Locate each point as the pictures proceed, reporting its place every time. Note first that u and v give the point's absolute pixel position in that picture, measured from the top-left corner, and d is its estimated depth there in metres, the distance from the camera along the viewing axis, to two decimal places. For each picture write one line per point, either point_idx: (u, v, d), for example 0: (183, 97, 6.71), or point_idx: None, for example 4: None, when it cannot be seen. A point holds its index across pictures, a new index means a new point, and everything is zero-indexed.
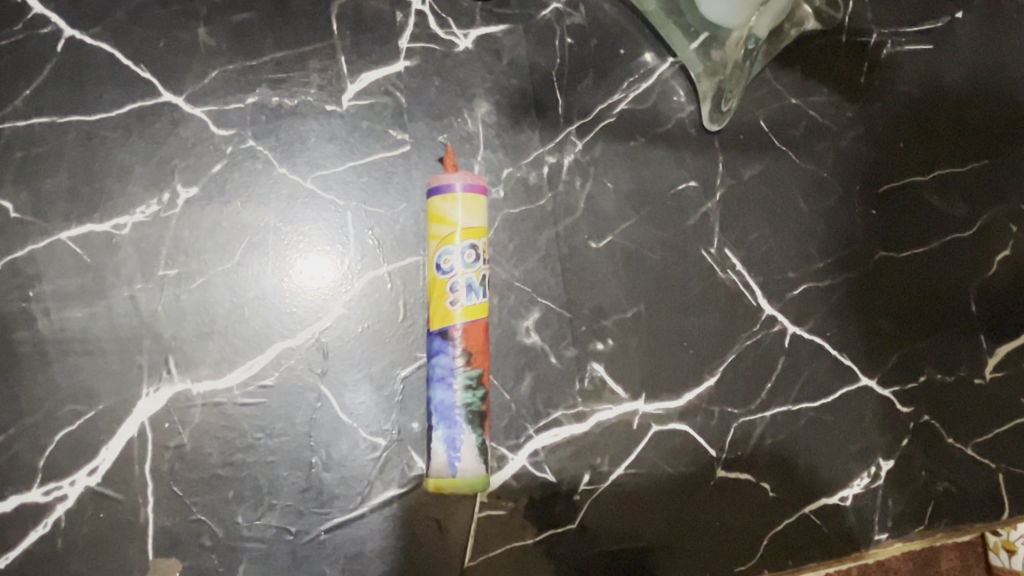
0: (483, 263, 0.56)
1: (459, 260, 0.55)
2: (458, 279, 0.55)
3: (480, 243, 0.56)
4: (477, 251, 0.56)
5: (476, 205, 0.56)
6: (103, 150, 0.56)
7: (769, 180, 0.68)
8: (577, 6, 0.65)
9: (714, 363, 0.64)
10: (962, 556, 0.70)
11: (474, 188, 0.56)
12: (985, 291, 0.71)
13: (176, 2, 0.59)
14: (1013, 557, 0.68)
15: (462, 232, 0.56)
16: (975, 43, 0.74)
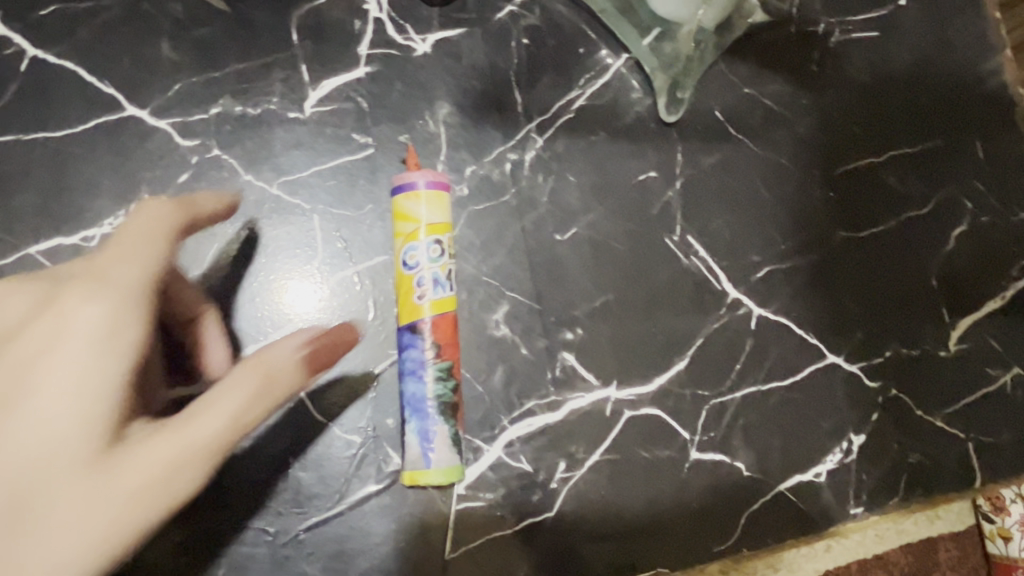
0: (447, 257, 0.57)
1: (424, 255, 0.56)
2: (424, 273, 0.56)
3: (445, 238, 0.57)
4: (442, 246, 0.57)
5: (439, 201, 0.57)
6: (69, 164, 0.57)
7: (728, 168, 0.70)
8: (531, 8, 0.67)
9: (683, 347, 0.65)
10: (961, 547, 0.72)
11: (437, 183, 0.57)
12: (945, 266, 0.73)
13: (138, 19, 0.60)
14: (1008, 543, 0.70)
15: (426, 228, 0.57)
16: (922, 28, 0.77)
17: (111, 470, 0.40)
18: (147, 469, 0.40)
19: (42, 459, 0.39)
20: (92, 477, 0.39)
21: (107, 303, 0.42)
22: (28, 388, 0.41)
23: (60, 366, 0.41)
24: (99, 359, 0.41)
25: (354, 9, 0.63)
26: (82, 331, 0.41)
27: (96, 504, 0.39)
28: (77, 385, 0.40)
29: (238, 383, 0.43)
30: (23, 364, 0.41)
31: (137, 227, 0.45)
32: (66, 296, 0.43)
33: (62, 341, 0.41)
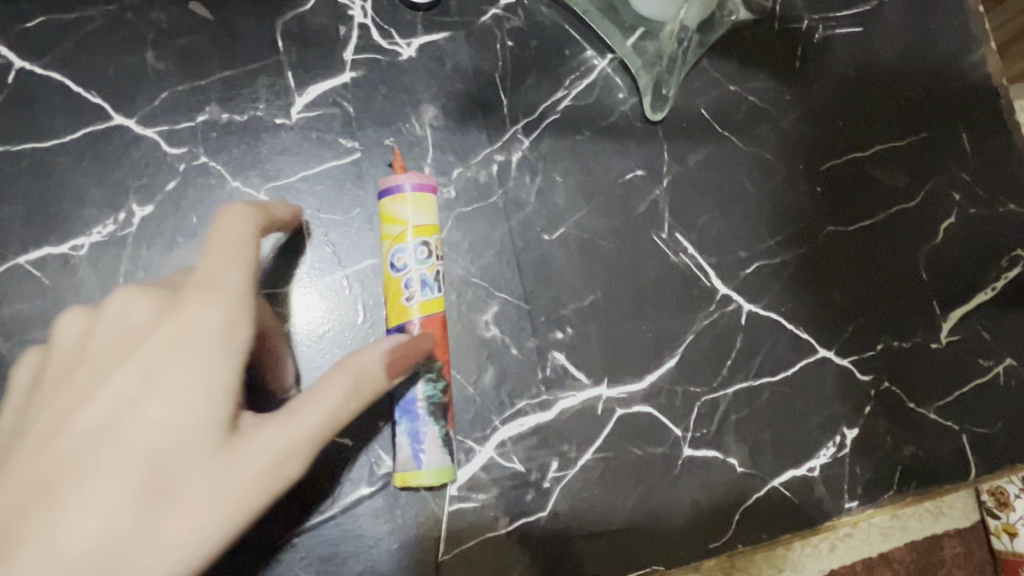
0: (435, 259, 0.57)
1: (411, 257, 0.57)
2: (412, 275, 0.56)
3: (432, 240, 0.57)
4: (430, 247, 0.57)
5: (425, 203, 0.58)
6: (57, 173, 0.58)
7: (714, 165, 0.70)
8: (515, 10, 0.68)
9: (673, 344, 0.65)
10: (967, 543, 0.80)
11: (423, 185, 0.58)
12: (934, 258, 0.73)
13: (124, 29, 0.61)
14: (1013, 538, 0.78)
15: (413, 230, 0.57)
16: (905, 23, 0.78)
17: (237, 455, 0.45)
18: (260, 454, 0.45)
19: (168, 449, 0.44)
20: (213, 461, 0.44)
21: (220, 309, 0.47)
22: (157, 387, 0.46)
23: (185, 364, 0.46)
24: (217, 359, 0.46)
25: (338, 15, 0.64)
26: (202, 333, 0.47)
27: (224, 486, 0.44)
28: (198, 383, 0.46)
29: (333, 378, 0.48)
30: (149, 364, 0.46)
31: (237, 240, 0.50)
32: (185, 303, 0.48)
33: (182, 343, 0.46)
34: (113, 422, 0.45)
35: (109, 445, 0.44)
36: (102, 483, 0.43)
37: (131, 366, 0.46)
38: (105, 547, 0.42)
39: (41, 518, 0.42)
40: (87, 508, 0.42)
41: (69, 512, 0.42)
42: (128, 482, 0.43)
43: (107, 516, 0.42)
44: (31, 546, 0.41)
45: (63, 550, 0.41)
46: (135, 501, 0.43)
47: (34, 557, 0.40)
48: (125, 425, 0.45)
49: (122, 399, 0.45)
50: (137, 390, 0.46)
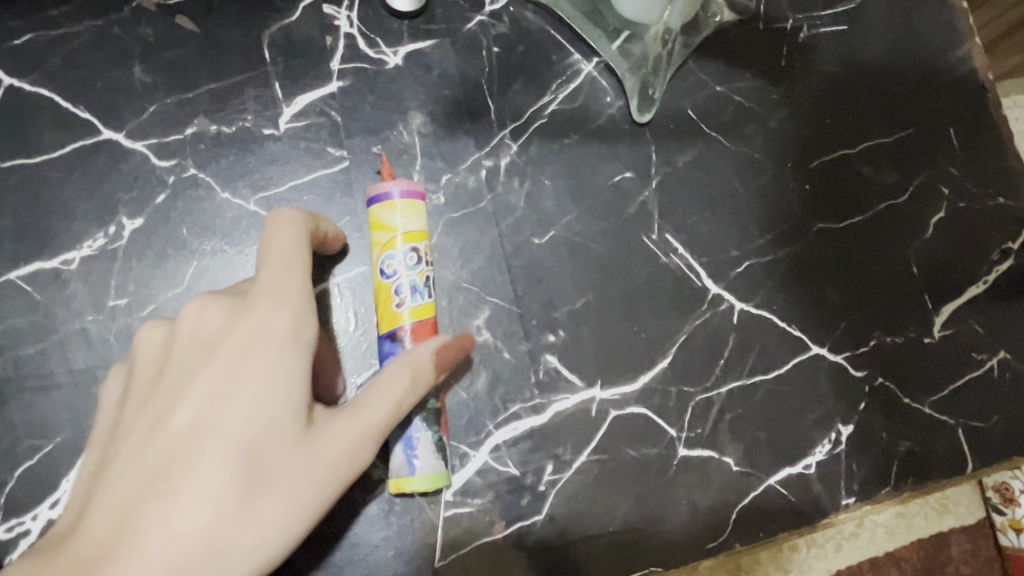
0: (424, 264, 0.57)
1: (401, 263, 0.57)
2: (402, 281, 0.57)
3: (421, 246, 0.57)
4: (419, 253, 0.58)
5: (414, 210, 0.58)
6: (47, 188, 0.58)
7: (702, 165, 0.70)
8: (500, 17, 0.68)
9: (666, 345, 0.66)
10: (972, 539, 0.82)
11: (412, 190, 0.58)
12: (925, 253, 0.73)
13: (111, 44, 0.61)
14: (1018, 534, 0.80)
15: (402, 237, 0.57)
16: (890, 20, 0.78)
17: (324, 449, 0.45)
18: (345, 447, 0.45)
19: (259, 446, 0.43)
20: (295, 456, 0.44)
21: (292, 306, 0.46)
22: (238, 383, 0.44)
23: (267, 362, 0.45)
24: (292, 354, 0.45)
25: (324, 25, 0.64)
26: (273, 330, 0.45)
27: (314, 480, 0.44)
28: (277, 379, 0.45)
29: (398, 372, 0.49)
30: (227, 361, 0.45)
31: (293, 237, 0.49)
32: (254, 300, 0.47)
33: (260, 341, 0.45)
34: (199, 421, 0.44)
35: (199, 443, 0.43)
36: (199, 481, 0.42)
37: (209, 364, 0.45)
38: (211, 543, 0.41)
39: (143, 518, 0.41)
40: (189, 506, 0.41)
41: (171, 511, 0.41)
42: (215, 484, 0.42)
43: (210, 511, 0.41)
44: (137, 552, 0.40)
45: (174, 547, 0.40)
46: (227, 503, 0.42)
47: (142, 557, 0.40)
48: (213, 423, 0.43)
49: (206, 397, 0.44)
50: (213, 392, 0.44)
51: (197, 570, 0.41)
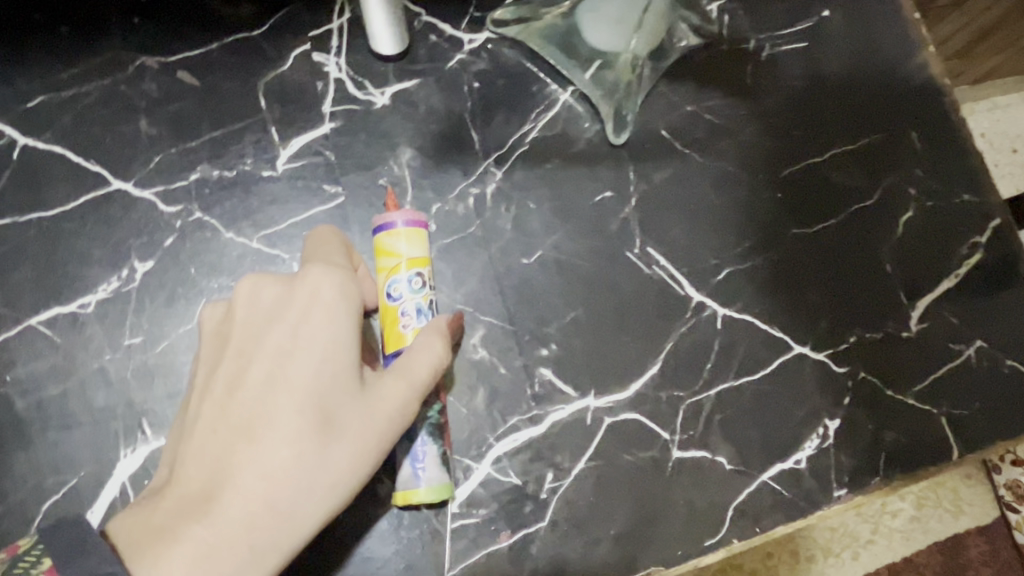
0: (429, 288, 0.61)
1: (406, 287, 0.60)
2: (408, 304, 0.60)
3: (425, 271, 0.61)
4: (423, 278, 0.61)
5: (418, 237, 0.62)
6: (63, 238, 0.61)
7: (679, 181, 0.74)
8: (479, 54, 0.73)
9: (655, 352, 0.69)
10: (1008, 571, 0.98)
11: (416, 219, 0.62)
12: (897, 251, 0.77)
13: (117, 101, 0.65)
14: None
15: (407, 262, 0.61)
16: (848, 34, 0.82)
17: (376, 394, 0.51)
18: (397, 392, 0.51)
19: (322, 393, 0.50)
20: (356, 402, 0.50)
21: (337, 274, 0.53)
22: (299, 342, 0.51)
23: (321, 322, 0.52)
24: (343, 315, 0.52)
25: (315, 72, 0.69)
26: (324, 296, 0.52)
27: (373, 420, 0.50)
28: (334, 336, 0.51)
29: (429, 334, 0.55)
30: (290, 324, 0.52)
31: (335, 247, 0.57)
32: (306, 271, 0.53)
33: (313, 308, 0.52)
34: (271, 376, 0.51)
35: (274, 394, 0.50)
36: (278, 423, 0.49)
37: (274, 330, 0.52)
38: (289, 477, 0.48)
39: (236, 457, 0.49)
40: (271, 445, 0.49)
41: (257, 452, 0.49)
42: (290, 427, 0.49)
43: (291, 449, 0.48)
44: (237, 482, 0.48)
45: (264, 478, 0.48)
46: (302, 443, 0.49)
47: (240, 488, 0.48)
48: (282, 377, 0.51)
49: (275, 357, 0.51)
50: (281, 350, 0.51)
51: (286, 496, 0.48)
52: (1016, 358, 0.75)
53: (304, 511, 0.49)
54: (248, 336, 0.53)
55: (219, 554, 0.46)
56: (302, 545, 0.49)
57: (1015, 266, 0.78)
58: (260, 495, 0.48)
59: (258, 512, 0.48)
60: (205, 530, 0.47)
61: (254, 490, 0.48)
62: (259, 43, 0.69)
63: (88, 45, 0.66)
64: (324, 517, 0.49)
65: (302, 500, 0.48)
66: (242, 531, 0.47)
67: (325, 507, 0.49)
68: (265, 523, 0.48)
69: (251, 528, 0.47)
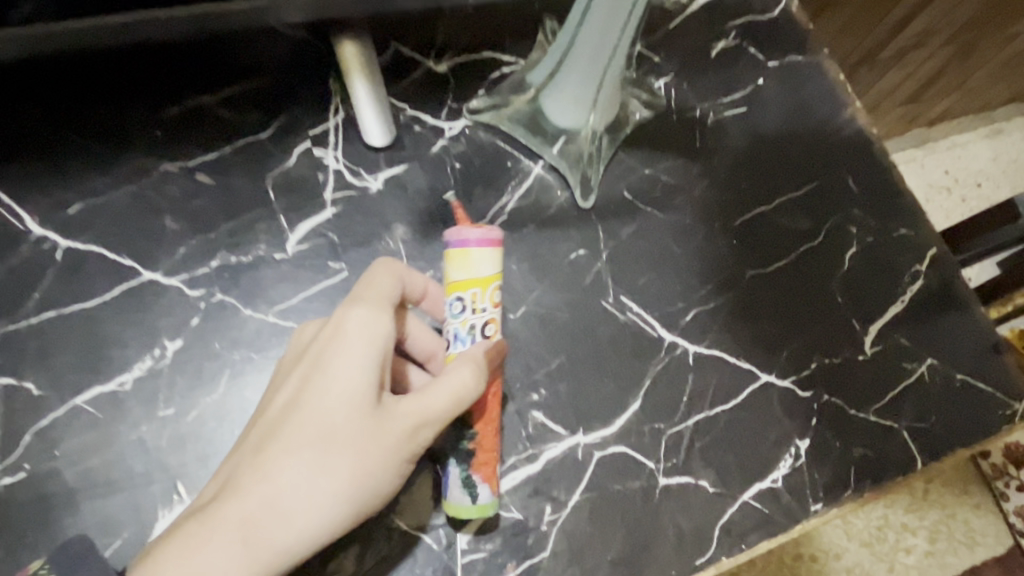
0: (464, 314, 0.66)
1: (451, 310, 0.68)
2: (451, 326, 0.68)
3: (462, 296, 0.66)
4: (464, 302, 0.67)
5: (464, 259, 0.66)
6: (100, 325, 0.69)
7: (643, 235, 0.83)
8: (458, 139, 0.83)
9: (634, 389, 0.76)
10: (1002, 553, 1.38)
11: (478, 241, 0.66)
12: (846, 282, 0.85)
13: (144, 203, 0.74)
14: None
15: (453, 284, 0.67)
16: (781, 97, 0.94)
17: (388, 417, 0.58)
18: (409, 415, 0.58)
19: (336, 414, 0.57)
20: (364, 423, 0.57)
21: (367, 308, 0.60)
22: (325, 366, 0.59)
23: (346, 348, 0.59)
24: (362, 345, 0.59)
25: (316, 165, 0.79)
26: (350, 326, 0.59)
27: (381, 442, 0.57)
28: (352, 363, 0.58)
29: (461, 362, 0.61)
30: (317, 352, 0.60)
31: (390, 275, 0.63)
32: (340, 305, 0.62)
33: (338, 336, 0.59)
34: (297, 396, 0.59)
35: (295, 411, 0.58)
36: (295, 436, 0.57)
37: (306, 359, 0.61)
38: (295, 485, 0.56)
39: (253, 463, 0.57)
40: (284, 457, 0.56)
41: (272, 460, 0.56)
42: (302, 442, 0.57)
43: (300, 461, 0.56)
44: (248, 487, 0.56)
45: (275, 484, 0.55)
46: (310, 457, 0.56)
47: (249, 492, 0.55)
48: (304, 397, 0.58)
49: (302, 381, 0.60)
50: (306, 376, 0.60)
51: (290, 503, 0.55)
52: (964, 372, 0.83)
53: (304, 516, 0.55)
54: (289, 366, 0.63)
55: (218, 546, 0.53)
56: (302, 548, 0.56)
57: (954, 289, 0.87)
58: (266, 498, 0.55)
59: (262, 514, 0.55)
60: (212, 524, 0.54)
61: (262, 494, 0.55)
62: (265, 144, 0.79)
63: (118, 156, 0.76)
64: (327, 524, 0.56)
65: (304, 507, 0.55)
66: (244, 528, 0.54)
67: (326, 517, 0.56)
68: (266, 523, 0.55)
69: (251, 527, 0.54)
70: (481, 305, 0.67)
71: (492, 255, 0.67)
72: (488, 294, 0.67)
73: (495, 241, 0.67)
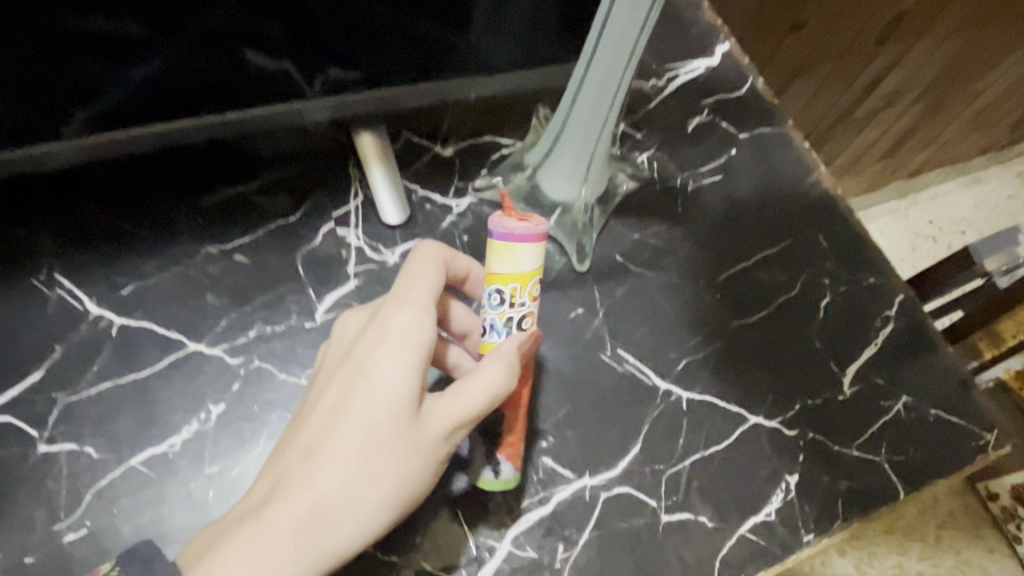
0: (501, 306, 0.73)
1: (489, 300, 0.74)
2: (489, 317, 0.75)
3: (501, 289, 0.73)
4: (502, 294, 0.73)
5: (506, 253, 0.72)
6: (151, 392, 0.77)
7: (635, 294, 0.92)
8: (465, 214, 0.93)
9: (634, 434, 0.83)
10: None
11: (521, 236, 0.72)
12: (823, 328, 0.94)
13: (188, 282, 0.83)
14: None
15: (492, 276, 0.74)
16: (753, 165, 1.04)
17: (428, 420, 0.64)
18: (447, 416, 0.64)
19: (381, 418, 0.62)
20: (405, 425, 0.63)
21: (408, 316, 0.66)
22: (368, 373, 0.65)
23: (388, 355, 0.64)
24: (404, 352, 0.64)
25: (339, 243, 0.88)
26: (392, 335, 0.65)
27: (421, 442, 0.63)
28: (394, 370, 0.64)
29: (494, 362, 0.67)
30: (359, 360, 0.66)
31: (427, 284, 0.69)
32: (381, 314, 0.67)
33: (382, 344, 0.65)
34: (340, 403, 0.65)
35: (341, 416, 0.63)
36: (340, 441, 0.62)
37: (349, 366, 0.67)
38: (342, 487, 0.61)
39: (302, 469, 0.62)
40: (330, 461, 0.62)
41: (320, 464, 0.62)
42: (348, 446, 0.62)
43: (346, 465, 0.61)
44: (297, 492, 0.61)
45: (323, 487, 0.61)
46: (354, 461, 0.61)
47: (299, 496, 0.60)
48: (348, 403, 0.64)
49: (345, 388, 0.65)
50: (350, 383, 0.65)
51: (338, 503, 0.61)
52: (937, 407, 0.91)
53: (352, 515, 0.61)
54: (331, 372, 0.69)
55: (276, 547, 0.58)
56: (349, 545, 0.61)
57: (923, 331, 0.95)
58: (315, 501, 0.60)
59: (313, 516, 0.60)
60: (266, 527, 0.59)
61: (312, 497, 0.60)
62: (294, 225, 0.89)
63: (165, 241, 0.85)
64: (371, 522, 0.62)
65: (351, 508, 0.61)
66: (296, 530, 0.59)
67: (371, 514, 0.62)
68: (316, 525, 0.60)
69: (303, 529, 0.59)
70: (519, 299, 0.74)
71: (535, 250, 0.73)
72: (527, 289, 0.74)
73: (538, 238, 0.73)
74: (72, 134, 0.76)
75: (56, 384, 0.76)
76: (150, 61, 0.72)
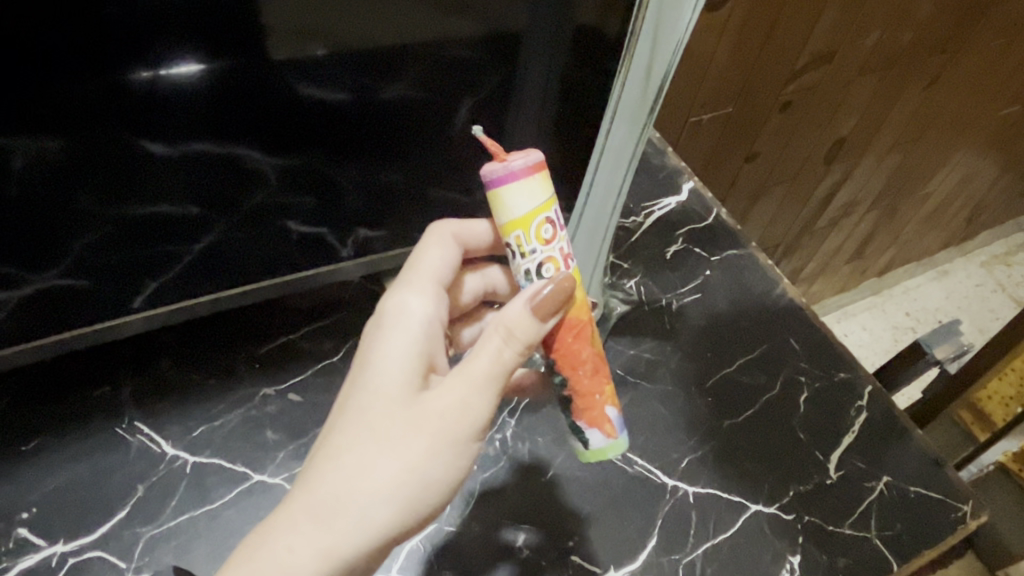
0: (515, 258, 0.76)
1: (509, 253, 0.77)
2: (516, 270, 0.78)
3: (507, 239, 0.75)
4: (512, 244, 0.75)
5: (497, 199, 0.73)
6: (223, 520, 0.87)
7: (636, 403, 1.06)
8: None
9: (650, 528, 0.94)
10: None
11: (502, 178, 0.71)
12: (804, 420, 1.06)
13: (250, 420, 0.96)
14: None
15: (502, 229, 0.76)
16: (726, 282, 1.21)
17: (427, 405, 0.67)
18: (444, 399, 0.67)
19: (378, 408, 0.67)
20: (405, 412, 0.67)
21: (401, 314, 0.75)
22: (367, 369, 0.70)
23: (383, 352, 0.71)
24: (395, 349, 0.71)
25: None
26: (387, 334, 0.73)
27: (420, 427, 0.66)
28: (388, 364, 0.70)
29: (495, 332, 0.69)
30: (360, 362, 0.72)
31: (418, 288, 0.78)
32: (379, 320, 0.75)
33: (378, 343, 0.73)
34: (346, 400, 0.70)
35: (343, 413, 0.68)
36: (340, 437, 0.66)
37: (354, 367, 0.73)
38: (343, 478, 0.64)
39: (309, 468, 0.66)
40: (332, 456, 0.65)
41: (325, 459, 0.65)
42: (348, 441, 0.66)
43: (345, 458, 0.65)
44: (303, 492, 0.64)
45: (327, 480, 0.64)
46: (354, 453, 0.65)
47: (304, 495, 0.64)
48: (350, 400, 0.69)
49: (349, 388, 0.71)
50: (352, 383, 0.71)
51: (340, 497, 0.63)
52: (916, 485, 1.02)
53: (357, 506, 0.63)
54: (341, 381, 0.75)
55: (280, 541, 0.61)
56: (357, 538, 0.63)
57: (893, 416, 1.08)
58: (319, 494, 0.63)
59: (318, 511, 0.63)
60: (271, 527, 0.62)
61: (314, 492, 0.63)
62: (338, 363, 1.03)
63: (229, 385, 0.99)
64: (379, 514, 0.64)
65: (355, 499, 0.63)
66: (299, 527, 0.62)
67: (378, 504, 0.64)
68: (321, 519, 0.62)
69: (306, 524, 0.62)
70: (529, 246, 0.74)
71: (527, 187, 0.72)
72: (532, 233, 0.73)
73: (521, 175, 0.71)
74: (140, 305, 0.89)
75: (141, 520, 0.86)
76: (205, 233, 0.86)
